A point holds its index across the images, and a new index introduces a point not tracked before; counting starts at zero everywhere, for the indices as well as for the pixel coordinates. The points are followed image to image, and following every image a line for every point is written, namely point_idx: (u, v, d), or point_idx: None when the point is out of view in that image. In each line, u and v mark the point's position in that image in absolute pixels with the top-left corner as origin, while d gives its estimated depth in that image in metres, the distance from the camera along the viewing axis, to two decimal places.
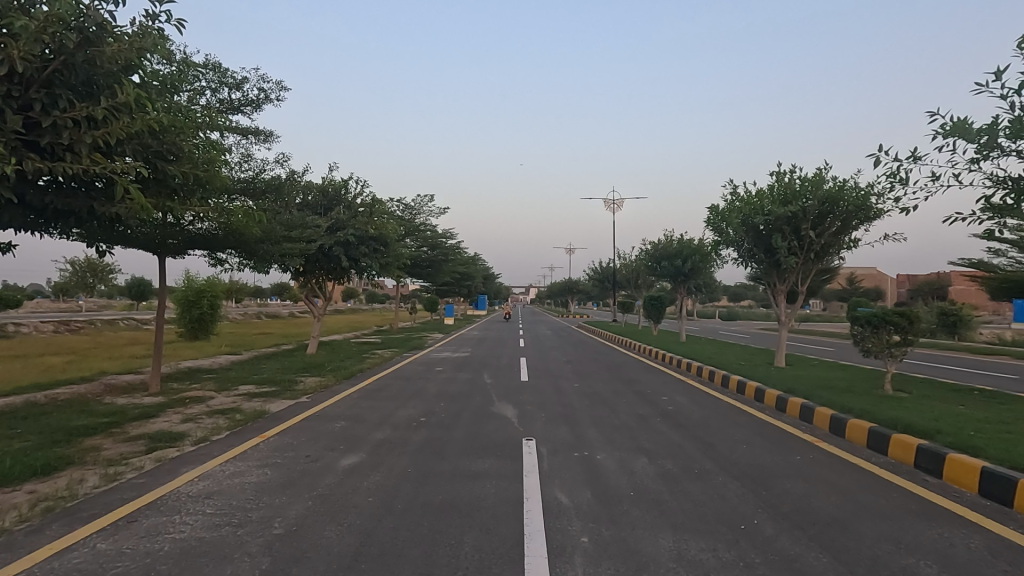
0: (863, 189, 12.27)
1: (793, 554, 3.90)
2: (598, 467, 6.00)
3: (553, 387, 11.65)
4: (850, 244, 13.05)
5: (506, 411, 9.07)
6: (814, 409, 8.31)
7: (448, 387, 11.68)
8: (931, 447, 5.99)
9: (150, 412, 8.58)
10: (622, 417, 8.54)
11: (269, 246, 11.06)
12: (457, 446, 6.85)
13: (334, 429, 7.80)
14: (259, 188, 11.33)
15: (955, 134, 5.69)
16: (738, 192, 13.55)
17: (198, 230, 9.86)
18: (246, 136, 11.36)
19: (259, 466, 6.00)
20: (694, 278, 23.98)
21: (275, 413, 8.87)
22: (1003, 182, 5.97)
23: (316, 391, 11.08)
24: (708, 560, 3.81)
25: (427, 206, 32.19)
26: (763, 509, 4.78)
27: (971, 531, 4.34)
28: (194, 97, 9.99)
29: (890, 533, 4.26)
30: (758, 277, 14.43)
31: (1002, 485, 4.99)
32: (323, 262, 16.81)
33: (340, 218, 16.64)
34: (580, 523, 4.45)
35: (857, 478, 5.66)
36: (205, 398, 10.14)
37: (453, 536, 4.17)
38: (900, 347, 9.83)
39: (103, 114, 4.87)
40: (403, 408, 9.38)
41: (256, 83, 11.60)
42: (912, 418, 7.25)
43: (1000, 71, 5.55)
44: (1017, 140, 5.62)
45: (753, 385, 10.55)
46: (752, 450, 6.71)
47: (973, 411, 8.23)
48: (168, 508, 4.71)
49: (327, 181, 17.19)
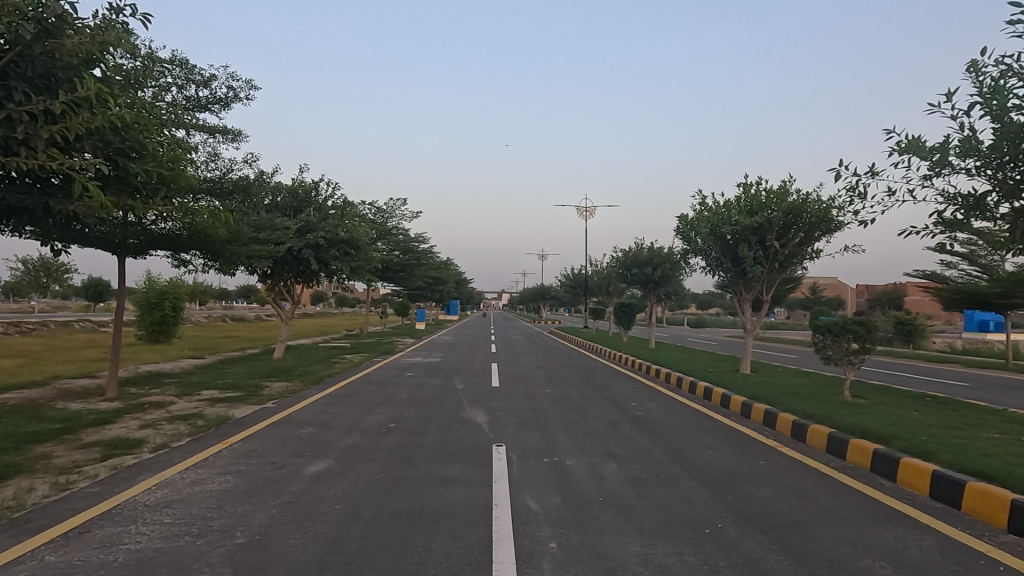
0: (825, 202, 12.62)
1: (756, 558, 3.99)
2: (567, 473, 6.03)
3: (525, 393, 11.72)
4: (813, 255, 13.41)
5: (477, 417, 9.05)
6: (777, 415, 8.52)
7: (418, 393, 11.55)
8: (886, 452, 6.21)
9: (106, 419, 8.26)
10: (592, 424, 8.59)
11: (236, 248, 10.77)
12: (427, 453, 6.80)
13: (301, 435, 7.67)
14: (226, 188, 11.07)
15: (909, 152, 5.98)
16: (708, 203, 13.91)
17: (161, 231, 9.56)
18: (213, 135, 11.12)
19: (222, 473, 5.85)
20: (664, 285, 24.35)
21: (240, 419, 8.65)
22: (954, 199, 6.26)
23: (282, 397, 10.81)
24: (674, 564, 3.88)
25: (399, 210, 31.81)
26: (727, 513, 4.88)
27: (922, 532, 4.52)
28: (159, 93, 9.73)
29: (847, 535, 4.40)
30: (724, 285, 14.75)
31: (951, 487, 5.22)
32: (292, 265, 16.46)
33: (310, 220, 16.34)
34: (549, 528, 4.47)
35: (817, 481, 5.84)
36: (165, 403, 9.80)
37: (422, 544, 4.14)
38: (859, 355, 10.19)
39: (61, 109, 4.66)
40: (372, 414, 9.22)
41: (225, 81, 11.37)
42: (870, 424, 7.49)
43: (950, 92, 5.86)
44: (966, 159, 5.93)
45: (718, 392, 10.77)
46: (718, 455, 6.85)
47: (927, 417, 8.61)
48: (124, 517, 4.55)
49: (298, 182, 16.96)
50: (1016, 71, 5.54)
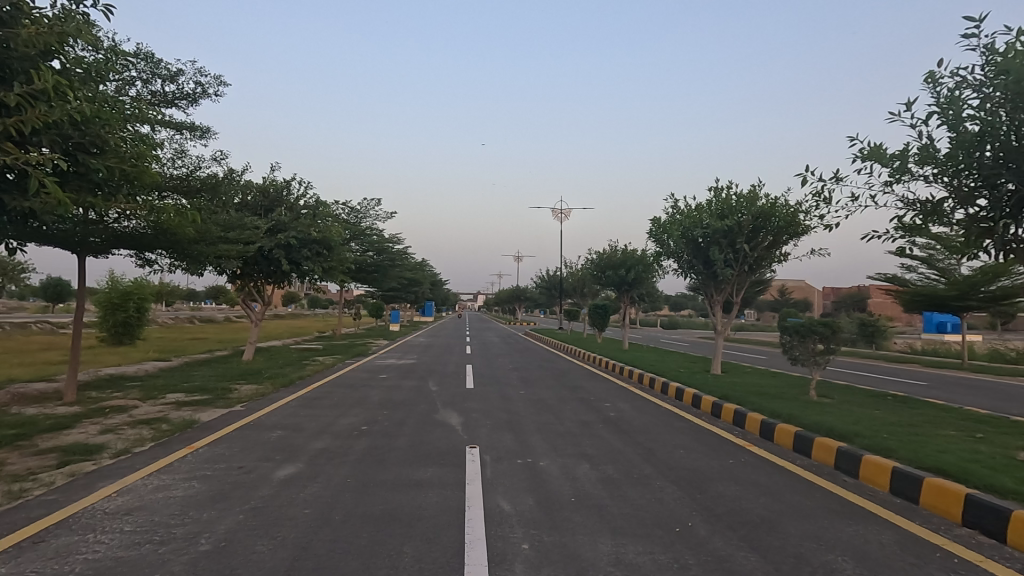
0: (792, 206, 12.95)
1: (724, 555, 4.06)
2: (540, 474, 6.05)
3: (499, 394, 11.71)
4: (781, 258, 13.73)
5: (451, 419, 9.01)
6: (746, 415, 8.70)
7: (392, 395, 11.43)
8: (849, 449, 6.39)
9: (64, 424, 7.95)
10: (566, 425, 8.63)
11: (204, 247, 10.50)
12: (399, 455, 6.75)
13: (270, 439, 7.51)
14: (194, 186, 10.78)
15: (871, 159, 6.19)
16: (680, 206, 14.13)
17: (124, 229, 9.27)
18: (180, 131, 10.82)
19: (187, 478, 5.69)
20: (637, 287, 24.61)
21: (206, 423, 8.43)
22: (913, 205, 6.50)
23: (251, 400, 10.57)
24: (645, 563, 3.92)
25: (373, 211, 31.42)
26: (697, 511, 4.96)
27: (882, 527, 4.67)
28: (123, 87, 9.44)
29: (812, 531, 4.52)
30: (696, 288, 14.99)
31: (910, 483, 5.40)
32: (262, 265, 16.12)
33: (281, 220, 16.04)
34: (521, 530, 4.47)
35: (784, 479, 5.98)
36: (128, 407, 9.49)
37: (393, 547, 4.10)
38: (825, 355, 10.46)
39: (16, 102, 4.48)
40: (344, 417, 9.10)
41: (192, 76, 11.07)
42: (835, 423, 7.71)
43: (910, 102, 6.09)
44: (925, 167, 6.16)
45: (690, 393, 10.94)
46: (689, 455, 6.96)
47: (888, 415, 8.90)
48: (82, 526, 4.39)
49: (269, 181, 16.64)
50: (971, 83, 5.78)
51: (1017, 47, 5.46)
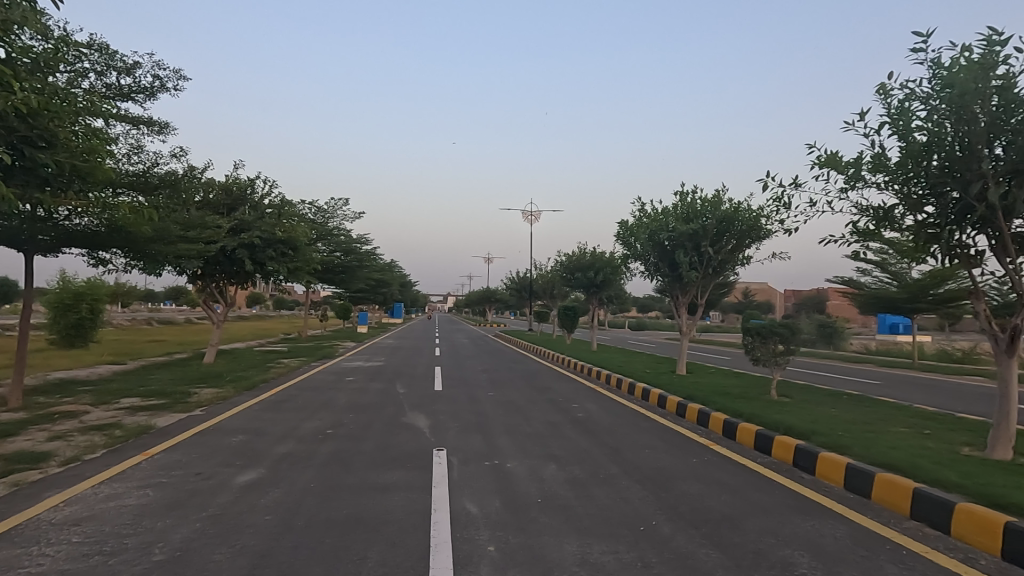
0: (754, 211, 13.31)
1: (687, 552, 4.14)
2: (508, 475, 6.05)
3: (468, 396, 11.66)
4: (744, 261, 14.09)
5: (419, 421, 8.92)
6: (709, 415, 8.89)
7: (359, 398, 11.25)
8: (806, 447, 6.60)
9: (8, 431, 7.56)
10: (534, 426, 8.66)
11: (162, 247, 10.15)
12: (365, 459, 6.65)
13: (231, 443, 7.29)
14: (152, 183, 10.38)
15: (828, 166, 6.42)
16: (647, 210, 14.38)
17: (76, 227, 8.89)
18: (137, 126, 10.44)
19: (141, 486, 5.48)
20: (606, 289, 24.88)
21: (163, 428, 8.13)
22: (867, 211, 6.77)
23: (212, 404, 10.25)
24: (610, 562, 3.96)
25: (341, 210, 30.92)
26: (661, 510, 5.04)
27: (837, 522, 4.83)
28: (75, 79, 9.06)
29: (771, 527, 4.65)
30: (662, 290, 15.25)
31: (862, 479, 5.61)
32: (224, 265, 15.67)
33: (244, 219, 15.64)
34: (488, 532, 4.46)
35: (745, 477, 6.13)
36: (78, 413, 9.08)
37: (357, 552, 4.03)
38: (785, 356, 10.77)
39: None
40: (309, 421, 8.91)
41: (150, 70, 10.69)
42: (793, 421, 7.95)
43: (863, 112, 6.34)
44: (877, 174, 6.42)
45: (656, 393, 11.12)
46: (654, 454, 7.07)
47: (843, 414, 9.23)
48: (26, 538, 4.17)
49: (232, 179, 16.23)
50: (919, 96, 6.06)
51: (960, 62, 5.76)
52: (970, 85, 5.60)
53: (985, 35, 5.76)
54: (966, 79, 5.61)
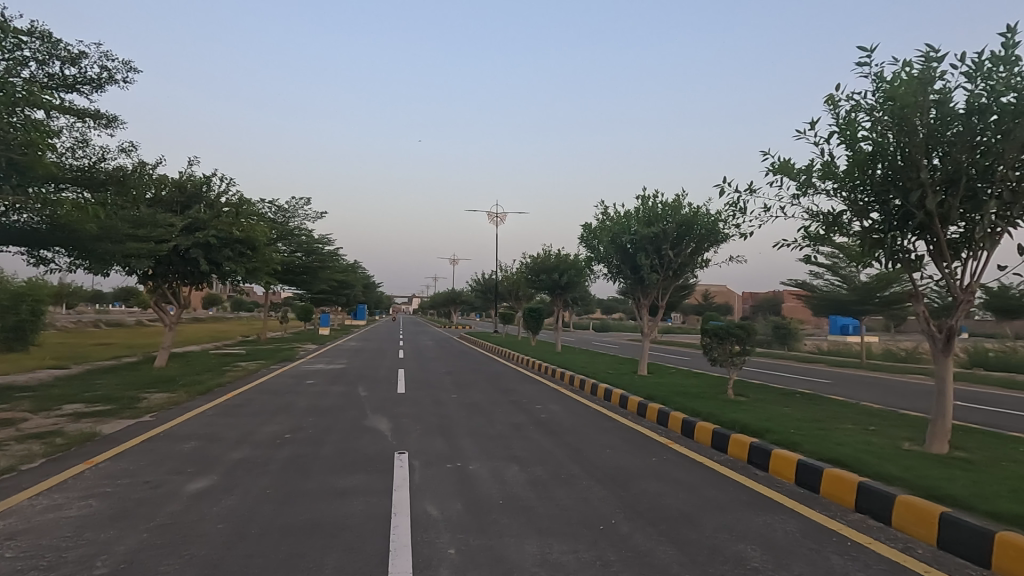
0: (713, 216, 13.67)
1: (644, 550, 4.21)
2: (470, 477, 6.03)
3: (431, 398, 11.57)
4: (703, 264, 14.45)
5: (380, 425, 8.80)
6: (669, 414, 9.08)
7: (319, 401, 11.02)
8: (760, 444, 6.82)
9: None
10: (497, 427, 8.67)
11: (109, 245, 9.71)
12: (325, 463, 6.52)
13: (182, 450, 7.03)
14: (98, 178, 9.93)
15: (781, 173, 6.66)
16: (610, 213, 14.60)
17: (15, 223, 8.41)
18: (82, 119, 9.96)
19: (84, 496, 5.22)
20: (570, 291, 25.11)
21: (109, 435, 7.77)
22: (818, 216, 7.05)
23: (162, 409, 9.85)
24: (569, 561, 3.99)
25: (302, 210, 30.25)
26: (621, 509, 5.12)
27: (787, 516, 5.01)
28: (14, 68, 8.59)
29: (726, 523, 4.78)
30: (625, 292, 15.51)
31: (812, 474, 5.83)
32: (177, 265, 15.09)
33: (199, 218, 15.11)
34: (448, 535, 4.44)
35: (702, 475, 6.28)
36: (16, 420, 8.59)
37: (313, 559, 3.95)
38: (741, 356, 11.10)
39: None
40: (266, 425, 8.67)
41: (96, 60, 10.22)
42: (748, 420, 8.20)
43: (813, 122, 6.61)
44: (827, 181, 6.70)
45: (618, 393, 11.29)
46: (615, 454, 7.17)
47: (795, 412, 9.58)
48: None
49: (186, 176, 15.69)
50: (863, 107, 6.37)
51: (901, 76, 6.08)
52: (910, 98, 5.93)
53: (923, 51, 6.10)
54: (906, 93, 5.93)
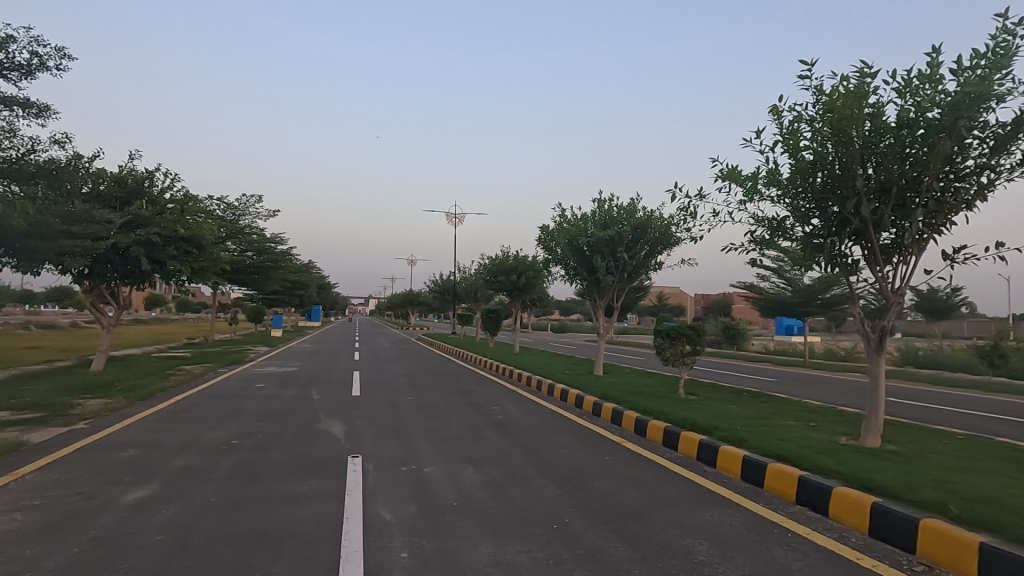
0: (666, 219, 14.02)
1: (597, 547, 4.28)
2: (425, 480, 5.98)
3: (387, 401, 11.41)
4: (657, 266, 14.80)
5: (333, 428, 8.61)
6: (623, 413, 9.25)
7: (269, 405, 10.68)
8: (709, 441, 7.04)
9: None
10: (454, 429, 8.62)
11: (38, 242, 9.11)
12: (274, 469, 6.33)
13: (120, 459, 6.67)
14: (27, 171, 9.31)
15: (729, 179, 6.92)
16: (567, 215, 14.77)
17: None
18: (10, 107, 9.33)
19: (8, 510, 4.89)
20: (528, 293, 25.24)
21: (38, 445, 7.30)
22: (764, 221, 7.34)
23: (99, 416, 9.33)
24: (522, 561, 4.02)
25: (253, 208, 29.26)
26: (574, 507, 5.19)
27: (733, 510, 5.20)
28: None
29: (676, 519, 4.92)
30: (582, 293, 15.72)
31: (757, 469, 6.06)
32: (116, 263, 14.31)
33: (140, 214, 14.28)
34: (401, 538, 4.39)
35: (654, 472, 6.44)
36: None
37: (260, 568, 3.83)
38: (692, 356, 11.42)
39: None
40: (213, 431, 8.34)
41: (27, 45, 9.59)
42: (698, 418, 8.46)
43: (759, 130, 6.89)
44: (771, 188, 6.99)
45: (574, 393, 11.42)
46: (570, 453, 7.26)
47: (742, 409, 9.95)
48: None
49: (127, 171, 14.93)
50: (805, 118, 6.69)
51: (839, 90, 6.43)
52: (847, 111, 6.27)
53: (858, 67, 6.47)
54: (843, 106, 6.28)
